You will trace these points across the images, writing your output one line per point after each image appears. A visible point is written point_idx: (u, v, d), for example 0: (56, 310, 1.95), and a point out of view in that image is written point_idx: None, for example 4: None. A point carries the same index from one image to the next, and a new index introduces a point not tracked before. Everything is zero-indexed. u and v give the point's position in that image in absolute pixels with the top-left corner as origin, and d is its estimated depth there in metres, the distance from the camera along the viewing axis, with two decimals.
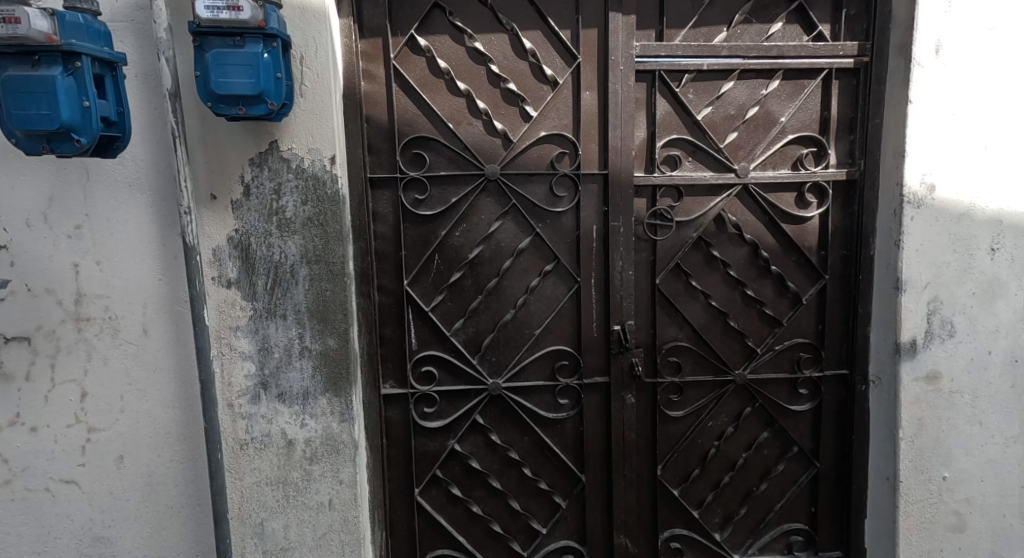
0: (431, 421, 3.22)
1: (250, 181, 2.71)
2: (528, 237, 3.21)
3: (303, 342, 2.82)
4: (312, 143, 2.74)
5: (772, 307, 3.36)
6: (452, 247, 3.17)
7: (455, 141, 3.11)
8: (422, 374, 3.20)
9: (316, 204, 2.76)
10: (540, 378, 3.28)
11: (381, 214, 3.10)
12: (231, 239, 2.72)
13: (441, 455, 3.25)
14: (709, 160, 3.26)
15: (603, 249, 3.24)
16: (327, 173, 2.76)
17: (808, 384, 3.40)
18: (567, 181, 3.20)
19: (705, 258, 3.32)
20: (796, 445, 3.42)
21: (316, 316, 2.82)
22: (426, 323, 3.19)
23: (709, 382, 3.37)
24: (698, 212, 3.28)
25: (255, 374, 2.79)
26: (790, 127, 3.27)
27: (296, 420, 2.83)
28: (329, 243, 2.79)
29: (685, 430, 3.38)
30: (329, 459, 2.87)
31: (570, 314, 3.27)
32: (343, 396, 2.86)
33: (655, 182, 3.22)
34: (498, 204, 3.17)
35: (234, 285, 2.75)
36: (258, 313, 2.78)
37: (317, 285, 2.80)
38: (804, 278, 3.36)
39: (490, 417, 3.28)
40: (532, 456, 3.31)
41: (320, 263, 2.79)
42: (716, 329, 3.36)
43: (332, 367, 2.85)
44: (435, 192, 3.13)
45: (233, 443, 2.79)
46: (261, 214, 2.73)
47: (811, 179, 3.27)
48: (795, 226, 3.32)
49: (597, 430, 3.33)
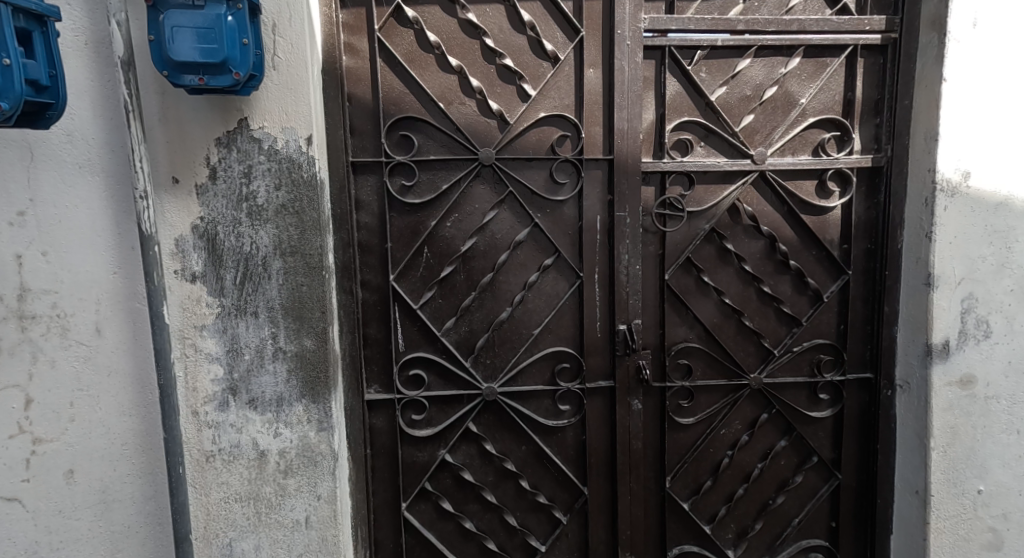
0: (419, 430, 2.95)
1: (216, 163, 2.43)
2: (526, 228, 2.93)
3: (277, 343, 2.54)
4: (286, 121, 2.46)
5: (790, 305, 3.10)
6: (443, 239, 2.90)
7: (446, 122, 2.84)
8: (410, 377, 2.93)
9: (291, 189, 2.48)
10: (539, 382, 3.01)
11: (365, 202, 2.82)
12: (195, 228, 2.44)
13: (430, 466, 2.98)
14: (722, 145, 3.00)
15: (607, 242, 2.97)
16: (303, 155, 2.49)
17: (829, 389, 3.14)
18: (568, 167, 2.93)
19: (718, 252, 3.06)
20: (816, 455, 3.16)
21: (291, 313, 2.54)
22: (415, 322, 2.92)
23: (723, 386, 3.10)
24: (711, 201, 3.01)
25: (223, 379, 2.51)
26: (811, 109, 3.01)
27: (268, 429, 2.56)
28: (306, 232, 2.52)
29: (695, 439, 3.12)
30: (306, 472, 2.59)
31: (571, 313, 3.01)
32: (322, 402, 2.59)
33: (664, 169, 2.96)
34: (493, 192, 2.90)
35: (199, 280, 2.47)
36: (226, 311, 2.50)
37: (292, 279, 2.53)
38: (825, 274, 3.10)
39: (485, 424, 3.01)
40: (530, 467, 3.05)
41: (295, 255, 2.52)
42: (730, 329, 3.10)
43: (309, 370, 2.57)
44: (424, 178, 2.85)
45: (198, 455, 2.52)
46: (229, 200, 2.45)
47: (833, 166, 3.01)
48: (815, 217, 3.06)
49: (601, 439, 3.06)
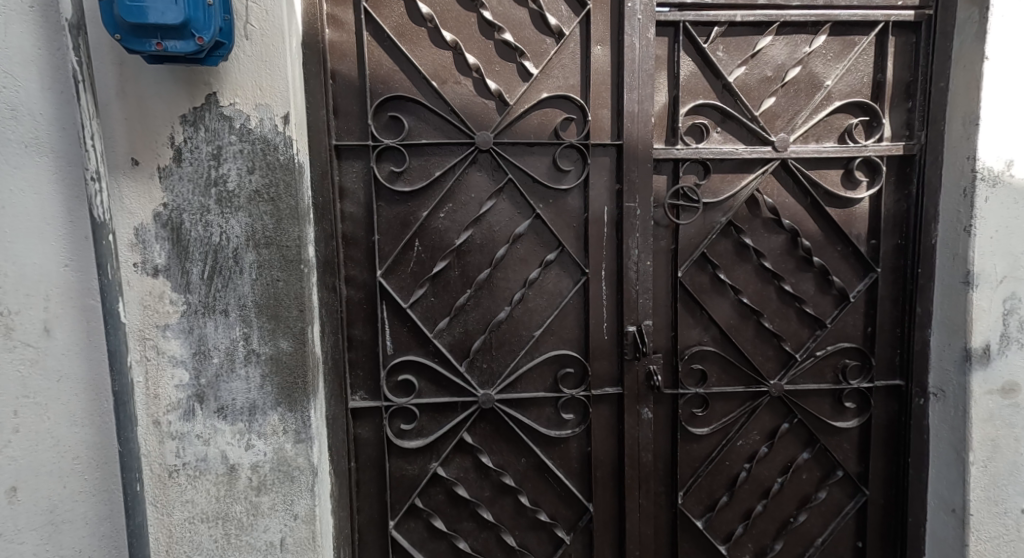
0: (409, 441, 2.69)
1: (181, 143, 2.17)
2: (527, 220, 2.68)
3: (249, 345, 2.29)
4: (259, 97, 2.20)
5: (813, 306, 2.85)
6: (436, 231, 2.64)
7: (439, 103, 2.59)
8: (399, 383, 2.67)
9: (265, 173, 2.23)
10: (540, 389, 2.76)
11: (349, 190, 2.57)
12: (157, 216, 2.18)
13: (421, 481, 2.72)
14: (741, 131, 2.75)
15: (615, 236, 2.73)
16: (279, 136, 2.23)
17: (854, 397, 2.89)
18: (573, 154, 2.68)
19: (736, 247, 2.81)
20: (840, 468, 2.92)
21: (265, 312, 2.29)
22: (404, 322, 2.66)
23: (739, 394, 2.86)
24: (727, 192, 2.77)
25: (189, 385, 2.25)
26: (838, 92, 2.75)
27: (239, 441, 2.30)
28: (282, 222, 2.26)
29: (710, 451, 2.87)
30: (281, 489, 2.33)
31: (576, 313, 2.76)
32: (300, 411, 2.33)
33: (678, 156, 2.71)
34: (492, 180, 2.65)
35: (162, 274, 2.20)
36: (193, 309, 2.24)
37: (266, 274, 2.27)
38: (852, 272, 2.85)
39: (481, 435, 2.75)
40: (530, 482, 2.79)
41: (271, 247, 2.26)
42: (748, 332, 2.85)
43: (285, 375, 2.31)
44: (415, 164, 2.60)
45: (159, 469, 2.25)
46: (196, 185, 2.19)
47: (861, 154, 2.75)
48: (841, 209, 2.81)
49: (608, 451, 2.81)
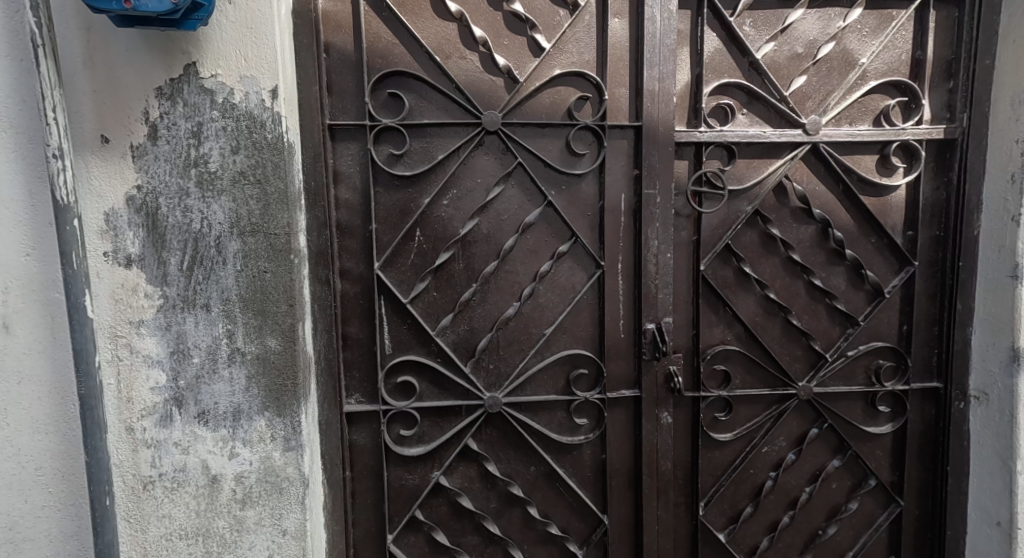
0: (409, 447, 2.48)
1: (157, 119, 1.94)
2: (537, 208, 2.47)
3: (233, 343, 2.07)
4: (244, 68, 1.98)
5: (845, 302, 2.64)
6: (438, 220, 2.43)
7: (443, 79, 2.37)
8: (398, 385, 2.46)
9: (251, 152, 2.01)
10: (551, 391, 2.55)
11: (344, 174, 2.35)
12: (130, 199, 1.96)
13: (422, 491, 2.51)
14: (769, 112, 2.54)
15: (633, 226, 2.52)
16: (267, 111, 2.01)
17: (889, 400, 2.68)
18: (588, 136, 2.47)
19: (762, 239, 2.60)
20: (873, 477, 2.71)
21: (251, 307, 2.07)
22: (404, 319, 2.45)
23: (765, 397, 2.65)
24: (754, 178, 2.56)
25: (166, 387, 2.04)
26: (874, 70, 2.54)
27: (221, 449, 2.08)
28: (270, 208, 2.05)
29: (733, 458, 2.67)
30: (268, 502, 2.12)
31: (590, 309, 2.55)
32: (289, 416, 2.13)
33: (701, 139, 2.50)
34: (499, 165, 2.44)
35: (136, 264, 1.98)
36: (170, 303, 2.02)
37: (252, 266, 2.06)
38: (887, 265, 2.64)
39: (486, 441, 2.53)
40: (540, 492, 2.58)
41: (257, 235, 2.05)
42: (775, 330, 2.64)
43: (273, 376, 2.11)
44: (415, 146, 2.38)
45: (133, 481, 2.04)
46: (174, 165, 1.97)
47: (899, 137, 2.54)
48: (876, 197, 2.60)
49: (624, 458, 2.60)
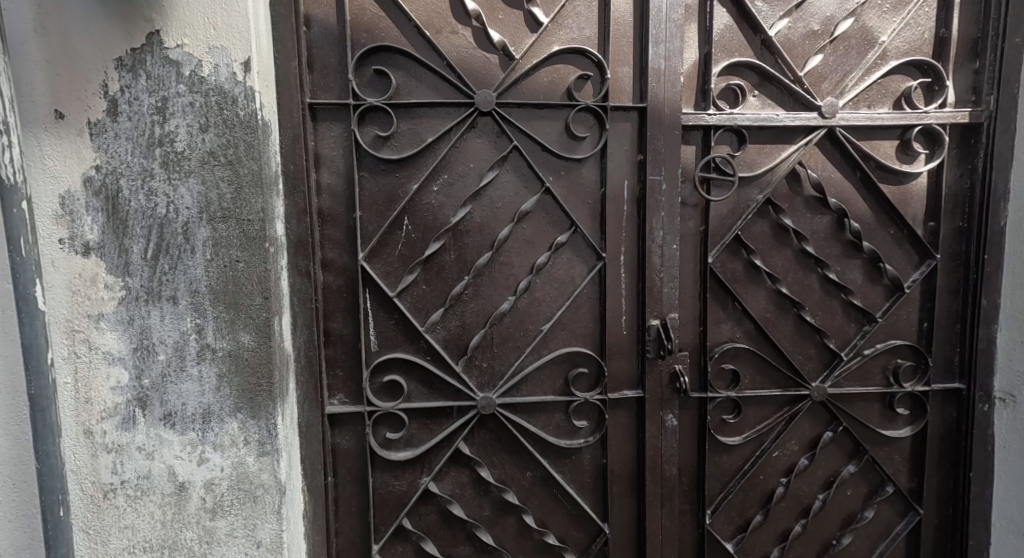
0: (396, 451, 2.32)
1: (117, 93, 1.78)
2: (534, 195, 2.31)
3: (203, 339, 1.91)
4: (214, 38, 1.81)
5: (862, 297, 2.48)
6: (428, 207, 2.26)
7: (433, 56, 2.21)
8: (385, 385, 2.30)
9: (221, 131, 1.83)
10: (548, 391, 2.38)
11: (326, 157, 2.18)
12: (88, 181, 1.79)
13: (410, 498, 2.34)
14: (782, 94, 2.37)
15: (636, 215, 2.35)
16: (238, 86, 1.83)
17: (907, 402, 2.52)
18: (589, 118, 2.31)
19: (775, 230, 2.43)
20: (890, 484, 2.55)
21: (222, 300, 1.91)
22: (391, 314, 2.28)
23: (776, 398, 2.49)
24: (766, 165, 2.39)
25: (128, 387, 1.87)
26: (895, 50, 2.38)
27: (189, 454, 1.92)
28: (243, 192, 1.88)
29: (742, 463, 2.50)
30: (241, 511, 1.96)
31: (590, 304, 2.38)
32: (264, 418, 1.97)
33: (709, 122, 2.33)
34: (493, 149, 2.27)
35: (95, 252, 1.82)
36: (133, 295, 1.85)
37: (223, 255, 1.89)
38: (907, 258, 2.47)
39: (479, 445, 2.37)
40: (536, 499, 2.42)
41: (228, 222, 1.88)
42: (787, 327, 2.48)
43: (246, 375, 1.94)
44: (403, 128, 2.21)
45: (92, 489, 1.87)
46: (136, 143, 1.80)
47: (921, 121, 2.38)
48: (896, 186, 2.43)
49: (626, 463, 2.44)
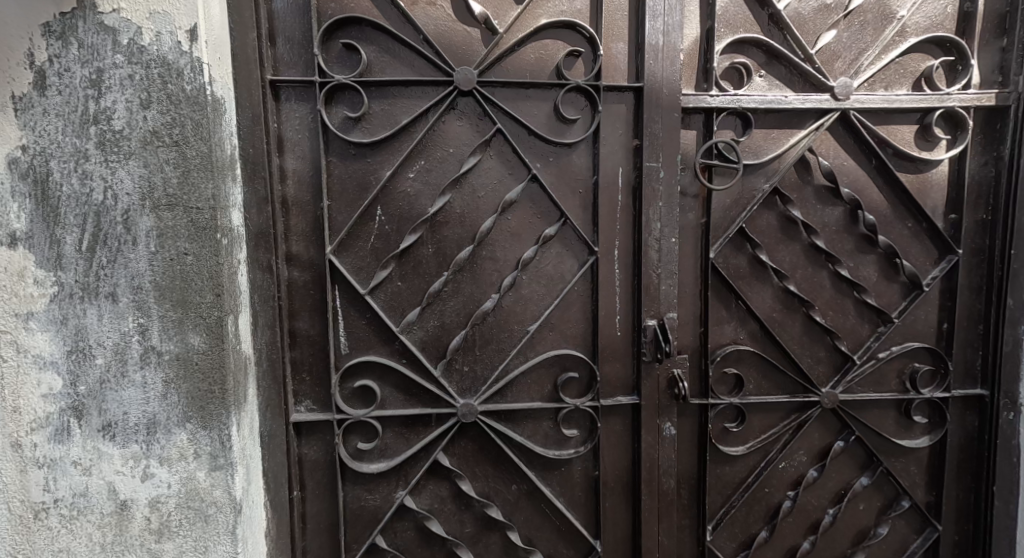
0: (368, 463, 2.12)
1: (44, 64, 1.58)
2: (520, 183, 2.11)
3: (146, 341, 1.71)
4: (155, 2, 1.61)
5: (877, 296, 2.28)
6: (403, 196, 2.06)
7: (409, 30, 2.01)
8: (356, 391, 2.10)
9: (165, 107, 1.64)
10: (535, 398, 2.19)
11: (290, 141, 1.98)
12: (14, 163, 1.60)
13: (384, 514, 2.15)
14: (791, 74, 2.18)
15: (632, 205, 2.16)
16: (184, 57, 1.64)
17: (925, 410, 2.33)
18: (580, 100, 2.11)
19: (782, 222, 2.23)
20: (906, 498, 2.36)
21: (168, 297, 1.71)
22: (363, 313, 2.08)
23: (783, 405, 2.29)
24: (773, 152, 2.19)
25: (62, 394, 1.68)
26: (915, 26, 2.18)
27: (132, 469, 1.73)
28: (190, 176, 1.68)
29: (746, 475, 2.31)
30: (190, 532, 1.77)
31: (581, 303, 2.19)
32: (216, 428, 1.77)
33: (711, 103, 2.13)
34: (475, 132, 2.07)
35: (23, 243, 1.62)
36: (66, 292, 1.66)
37: (168, 247, 1.69)
38: (925, 254, 2.27)
39: (460, 456, 2.17)
40: (522, 515, 2.22)
41: (174, 210, 1.68)
42: (795, 328, 2.28)
43: (196, 381, 1.75)
44: (375, 109, 2.01)
45: (22, 508, 1.68)
46: (68, 121, 1.60)
47: (943, 104, 2.18)
48: (915, 175, 2.23)
49: (620, 475, 2.24)
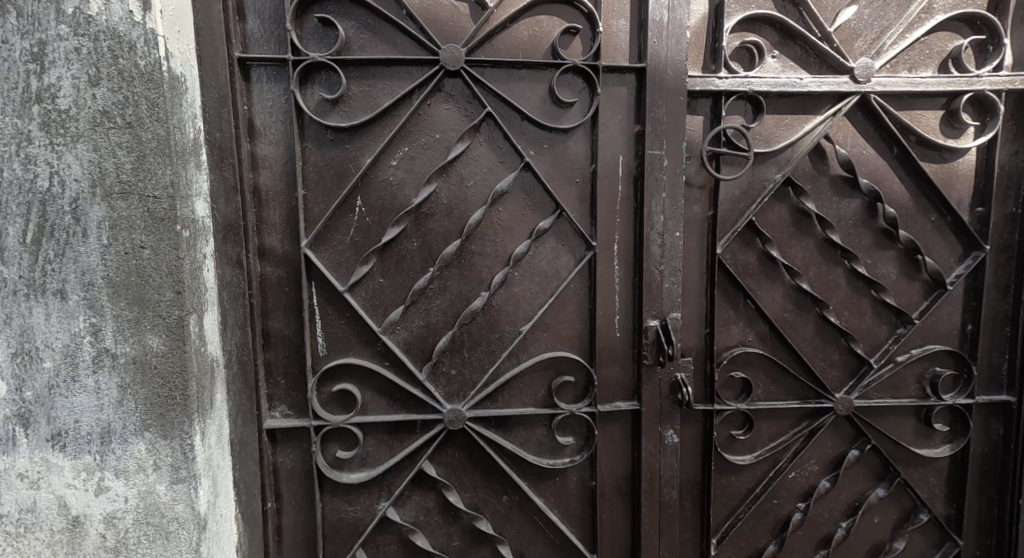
0: (348, 472, 1.97)
1: None
2: (512, 172, 1.95)
3: (99, 342, 1.56)
4: None
5: (896, 295, 2.12)
6: (385, 185, 1.90)
7: (391, 4, 1.85)
8: (334, 396, 1.95)
9: (116, 84, 1.49)
10: (528, 403, 2.04)
11: (262, 124, 1.83)
12: None
13: (366, 527, 2.00)
14: (806, 55, 2.01)
15: (633, 196, 2.00)
16: (136, 28, 1.49)
17: (946, 417, 2.17)
18: (577, 81, 1.95)
19: (795, 215, 2.07)
20: (924, 510, 2.20)
21: (122, 294, 1.56)
22: (342, 312, 1.93)
23: (793, 411, 2.14)
24: (786, 139, 2.03)
25: (7, 400, 1.54)
26: (942, 2, 2.02)
27: (85, 481, 1.58)
28: (145, 161, 1.53)
29: (753, 486, 2.16)
30: (150, 551, 1.62)
31: (578, 301, 2.03)
32: (178, 437, 1.63)
33: (720, 86, 1.97)
34: (463, 116, 1.92)
35: None
36: (9, 288, 1.51)
37: (122, 239, 1.54)
38: (949, 250, 2.11)
39: (446, 465, 2.03)
40: (514, 527, 2.07)
41: (128, 198, 1.53)
42: (808, 329, 2.12)
43: (155, 386, 1.60)
44: (354, 90, 1.86)
45: None
46: (8, 100, 1.46)
47: (972, 87, 2.01)
48: (939, 164, 2.07)
49: (619, 486, 2.09)
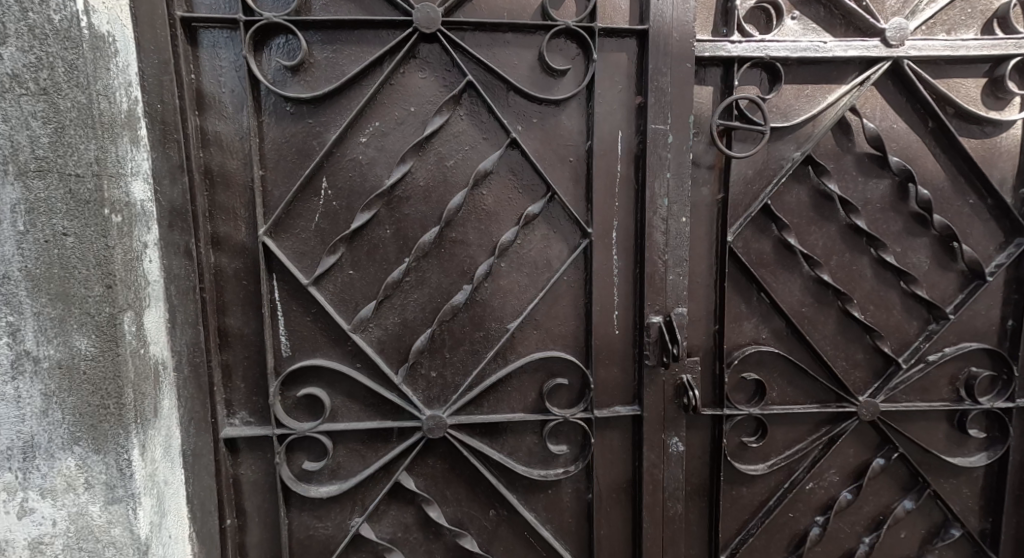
0: (316, 486, 1.77)
1: None
2: (497, 150, 1.73)
3: (19, 344, 1.37)
4: None
5: (929, 287, 1.90)
6: (354, 165, 1.69)
7: None
8: (300, 401, 1.74)
9: (26, 43, 1.32)
10: (516, 408, 1.83)
11: (212, 95, 1.61)
12: None
13: (336, 546, 1.80)
14: (830, 16, 1.78)
15: (633, 177, 1.78)
16: None
17: (982, 422, 1.96)
18: (570, 46, 1.73)
19: (816, 198, 1.84)
20: (957, 525, 1.99)
21: (43, 288, 1.37)
22: (307, 308, 1.72)
23: (812, 416, 1.92)
24: (806, 111, 1.80)
25: None
26: None
27: (6, 503, 1.39)
28: (64, 132, 1.36)
29: (767, 498, 1.94)
30: None
31: (572, 295, 1.82)
32: (113, 452, 1.43)
33: (733, 50, 1.74)
34: (442, 86, 1.70)
35: None
36: None
37: (40, 223, 1.36)
38: (988, 236, 1.89)
39: (425, 477, 1.82)
40: (502, 545, 1.87)
41: (46, 175, 1.35)
42: (829, 325, 1.90)
43: (84, 393, 1.40)
44: (317, 57, 1.64)
45: None
46: None
47: (1020, 50, 1.78)
48: (980, 139, 1.84)
49: (618, 499, 1.89)
